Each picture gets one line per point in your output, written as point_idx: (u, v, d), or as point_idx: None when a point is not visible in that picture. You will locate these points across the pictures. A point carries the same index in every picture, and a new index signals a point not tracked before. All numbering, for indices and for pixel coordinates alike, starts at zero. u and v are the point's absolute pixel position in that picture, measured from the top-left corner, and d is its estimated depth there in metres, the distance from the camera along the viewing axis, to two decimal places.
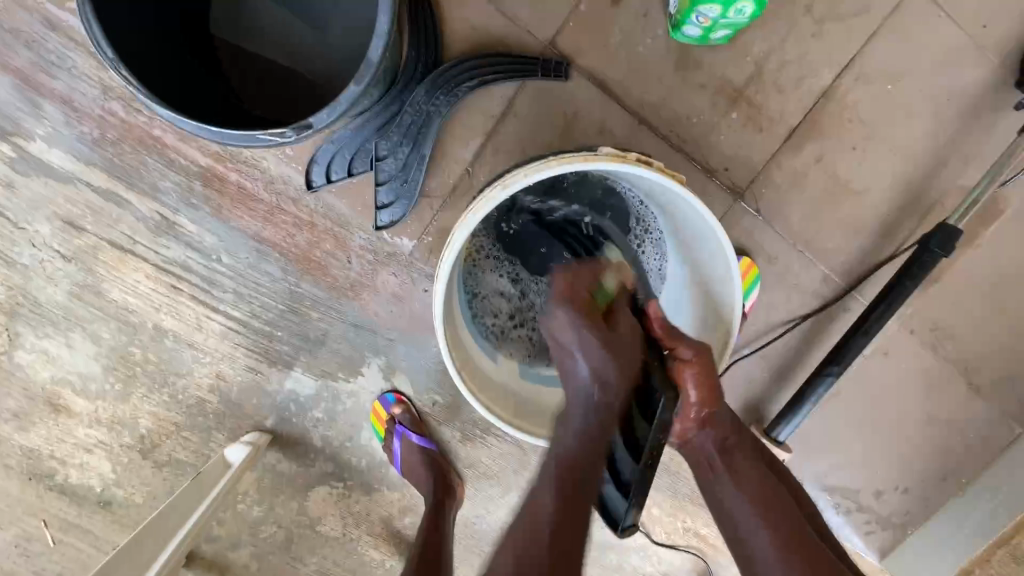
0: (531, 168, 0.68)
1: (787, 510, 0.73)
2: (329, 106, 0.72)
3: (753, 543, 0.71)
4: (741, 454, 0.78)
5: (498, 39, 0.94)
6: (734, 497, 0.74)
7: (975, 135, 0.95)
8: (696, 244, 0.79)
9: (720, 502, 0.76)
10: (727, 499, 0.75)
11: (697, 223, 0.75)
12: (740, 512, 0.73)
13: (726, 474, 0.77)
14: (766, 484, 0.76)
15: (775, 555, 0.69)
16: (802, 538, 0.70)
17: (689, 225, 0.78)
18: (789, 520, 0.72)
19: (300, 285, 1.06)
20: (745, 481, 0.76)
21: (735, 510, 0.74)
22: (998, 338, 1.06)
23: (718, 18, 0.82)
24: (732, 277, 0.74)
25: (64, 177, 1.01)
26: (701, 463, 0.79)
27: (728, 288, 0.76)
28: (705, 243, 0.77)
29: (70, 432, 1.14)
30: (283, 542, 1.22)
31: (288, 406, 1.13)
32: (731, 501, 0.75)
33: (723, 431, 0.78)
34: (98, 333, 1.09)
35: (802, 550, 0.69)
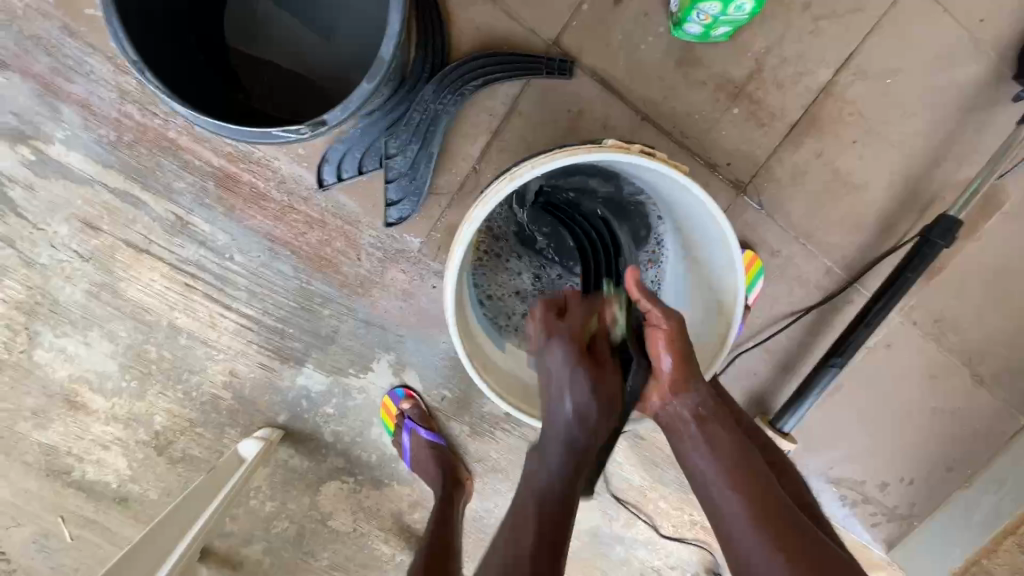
0: (537, 160, 0.69)
1: (761, 481, 0.69)
2: (342, 105, 0.74)
3: (724, 510, 0.67)
4: (720, 423, 0.74)
5: (503, 39, 0.96)
6: (707, 466, 0.71)
7: (975, 129, 0.97)
8: (699, 238, 0.81)
9: (695, 470, 0.72)
10: (699, 465, 0.72)
11: (701, 217, 0.77)
12: (710, 478, 0.70)
13: (699, 437, 0.73)
14: (743, 454, 0.72)
15: (748, 522, 0.65)
16: (775, 508, 0.66)
17: (694, 221, 0.80)
18: (762, 495, 0.67)
19: (311, 282, 1.08)
20: (715, 445, 0.72)
21: (704, 472, 0.71)
22: (1002, 329, 1.07)
23: (718, 16, 0.83)
24: (736, 269, 0.76)
25: (82, 179, 1.04)
26: (674, 430, 0.75)
27: (731, 280, 0.78)
28: (710, 237, 0.78)
29: (87, 429, 1.17)
30: (295, 537, 1.24)
31: (300, 402, 1.15)
32: (702, 464, 0.72)
33: (697, 398, 0.75)
34: (115, 332, 1.11)
35: (771, 515, 0.66)
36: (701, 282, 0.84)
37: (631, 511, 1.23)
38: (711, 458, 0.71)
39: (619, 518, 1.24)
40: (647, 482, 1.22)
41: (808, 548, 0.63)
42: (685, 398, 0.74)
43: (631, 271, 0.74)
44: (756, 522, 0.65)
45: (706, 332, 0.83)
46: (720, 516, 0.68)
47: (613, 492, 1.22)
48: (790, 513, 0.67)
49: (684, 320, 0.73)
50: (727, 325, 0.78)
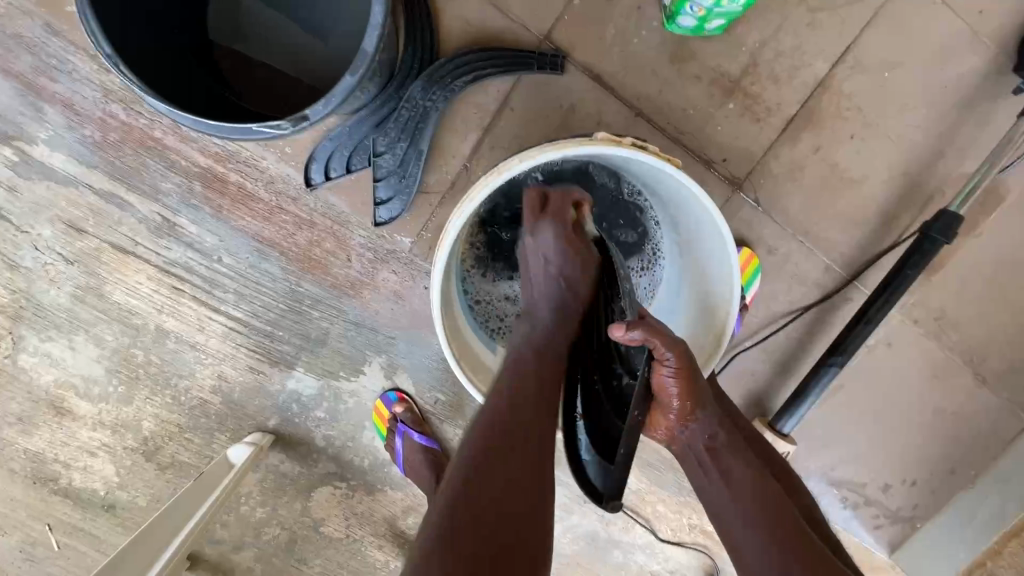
0: (526, 153, 0.68)
1: (785, 514, 0.69)
2: (325, 98, 0.72)
3: (744, 544, 0.67)
4: (733, 452, 0.74)
5: (493, 35, 0.94)
6: (723, 498, 0.71)
7: (974, 122, 0.95)
8: (696, 237, 0.80)
9: (711, 502, 0.72)
10: (718, 499, 0.71)
11: (698, 214, 0.75)
12: (730, 515, 0.70)
13: (715, 471, 0.73)
14: (758, 484, 0.71)
15: (767, 557, 0.65)
16: (801, 544, 0.66)
17: (692, 220, 0.79)
18: (785, 529, 0.67)
19: (301, 284, 1.06)
20: (732, 478, 0.72)
21: (724, 507, 0.71)
22: (1004, 327, 1.05)
23: (712, 8, 0.82)
24: (732, 269, 0.74)
25: (66, 180, 1.02)
26: (690, 461, 0.75)
27: (726, 281, 0.76)
28: (706, 235, 0.77)
29: (74, 435, 1.14)
30: (287, 544, 1.21)
31: (290, 406, 1.13)
32: (719, 498, 0.71)
33: (710, 429, 0.74)
34: (101, 336, 1.09)
35: (797, 549, 0.65)
36: (695, 282, 0.83)
37: (629, 515, 1.21)
38: (728, 493, 0.71)
39: (617, 522, 1.21)
40: (644, 485, 1.20)
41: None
42: (697, 427, 0.74)
43: (624, 321, 0.65)
44: (778, 558, 0.64)
45: (703, 331, 0.81)
46: (743, 555, 0.67)
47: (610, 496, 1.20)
48: (810, 543, 0.67)
49: (689, 350, 0.67)
50: (722, 327, 0.77)
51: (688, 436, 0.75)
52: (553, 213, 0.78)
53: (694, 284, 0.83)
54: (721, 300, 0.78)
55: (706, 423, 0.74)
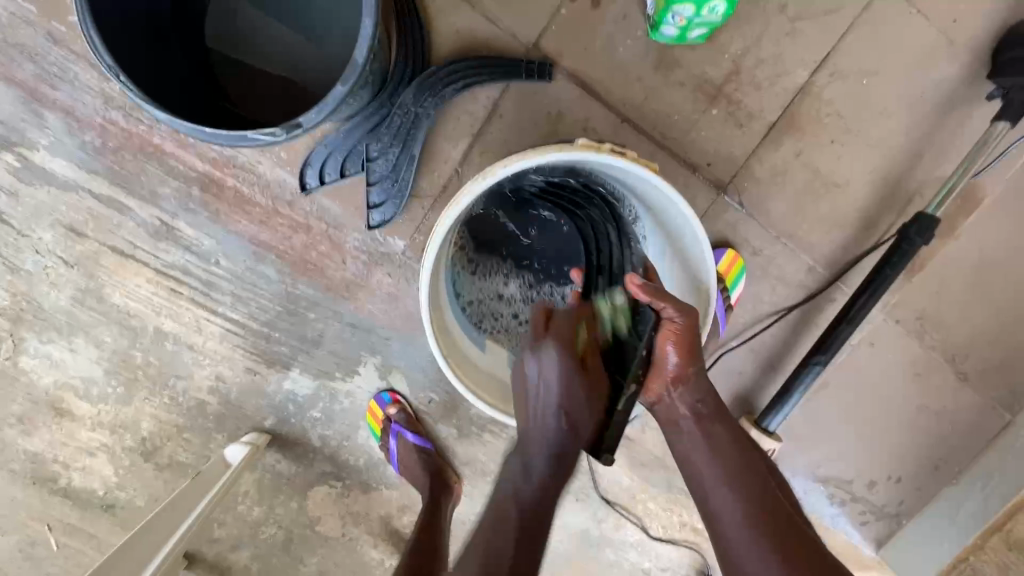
0: (509, 159, 0.70)
1: (763, 485, 0.74)
2: (318, 106, 0.74)
3: (720, 504, 0.73)
4: (717, 422, 0.80)
5: (483, 43, 0.97)
6: (707, 462, 0.77)
7: (951, 127, 0.98)
8: (671, 234, 0.83)
9: (693, 466, 0.78)
10: (699, 463, 0.77)
11: (671, 212, 0.78)
12: (709, 476, 0.75)
13: (698, 437, 0.79)
14: (740, 451, 0.77)
15: (742, 515, 0.71)
16: (775, 510, 0.71)
17: (666, 218, 0.81)
18: (758, 493, 0.73)
19: (297, 286, 1.08)
20: (715, 445, 0.78)
21: (704, 470, 0.76)
22: (984, 326, 1.08)
23: (693, 17, 0.85)
24: (706, 263, 0.77)
25: (67, 185, 1.04)
26: (674, 424, 0.81)
27: (702, 272, 0.80)
28: (680, 231, 0.80)
29: (73, 435, 1.16)
30: (284, 543, 1.23)
31: (287, 406, 1.15)
32: (700, 461, 0.77)
33: (698, 395, 0.80)
34: (100, 338, 1.11)
35: (770, 514, 0.71)
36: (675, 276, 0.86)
37: (621, 513, 1.23)
38: (710, 457, 0.77)
39: (608, 520, 1.23)
40: (635, 483, 1.22)
41: (796, 541, 0.68)
42: (683, 394, 0.80)
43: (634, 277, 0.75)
44: (748, 517, 0.70)
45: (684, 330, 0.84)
46: (715, 512, 0.73)
47: (602, 494, 1.22)
48: (782, 505, 0.73)
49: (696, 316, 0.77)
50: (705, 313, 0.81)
51: (674, 403, 0.81)
52: (556, 332, 0.80)
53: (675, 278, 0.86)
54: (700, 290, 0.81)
55: (693, 391, 0.80)
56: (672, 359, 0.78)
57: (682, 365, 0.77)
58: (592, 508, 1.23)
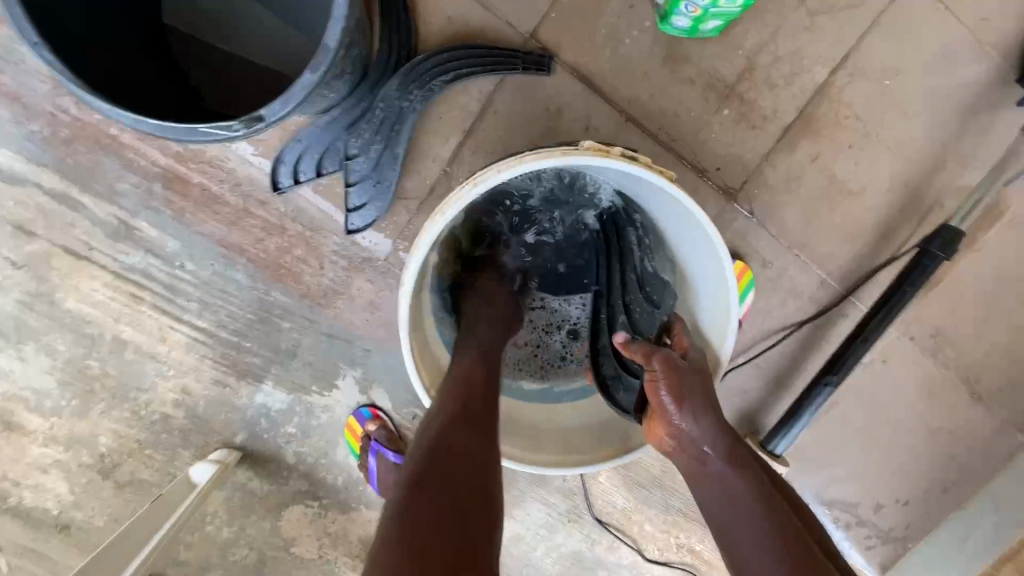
0: (504, 163, 0.62)
1: (805, 551, 0.59)
2: (284, 96, 0.65)
3: (752, 565, 0.59)
4: (740, 463, 0.65)
5: (477, 31, 0.88)
6: (730, 513, 0.63)
7: (976, 133, 0.92)
8: (695, 276, 0.76)
9: (720, 521, 0.64)
10: (723, 512, 0.63)
11: (703, 252, 0.71)
12: (738, 531, 0.61)
13: (718, 482, 0.65)
14: (764, 497, 0.63)
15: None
16: None
17: (694, 263, 0.75)
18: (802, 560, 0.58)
19: (270, 293, 1.00)
20: (738, 491, 0.63)
21: (729, 524, 0.62)
22: (1001, 344, 1.02)
23: (708, 8, 0.77)
24: (728, 316, 0.70)
25: (14, 179, 0.94)
26: (691, 470, 0.67)
27: (719, 327, 0.72)
28: (708, 275, 0.73)
29: (24, 451, 1.07)
30: (255, 565, 1.15)
31: (259, 421, 1.07)
32: (722, 511, 0.63)
33: (715, 438, 0.65)
34: (52, 346, 1.02)
35: None
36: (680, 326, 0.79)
37: (614, 535, 1.16)
38: (733, 506, 0.63)
39: (602, 543, 1.17)
40: (631, 504, 1.15)
41: None
42: (691, 429, 0.65)
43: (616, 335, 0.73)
44: None
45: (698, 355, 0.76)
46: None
47: (596, 515, 1.15)
48: (821, 560, 0.59)
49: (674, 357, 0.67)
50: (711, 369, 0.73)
51: (689, 442, 0.66)
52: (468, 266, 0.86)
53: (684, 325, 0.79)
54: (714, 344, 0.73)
55: (707, 427, 0.65)
56: (668, 407, 0.66)
57: (680, 405, 0.65)
58: (585, 530, 1.16)
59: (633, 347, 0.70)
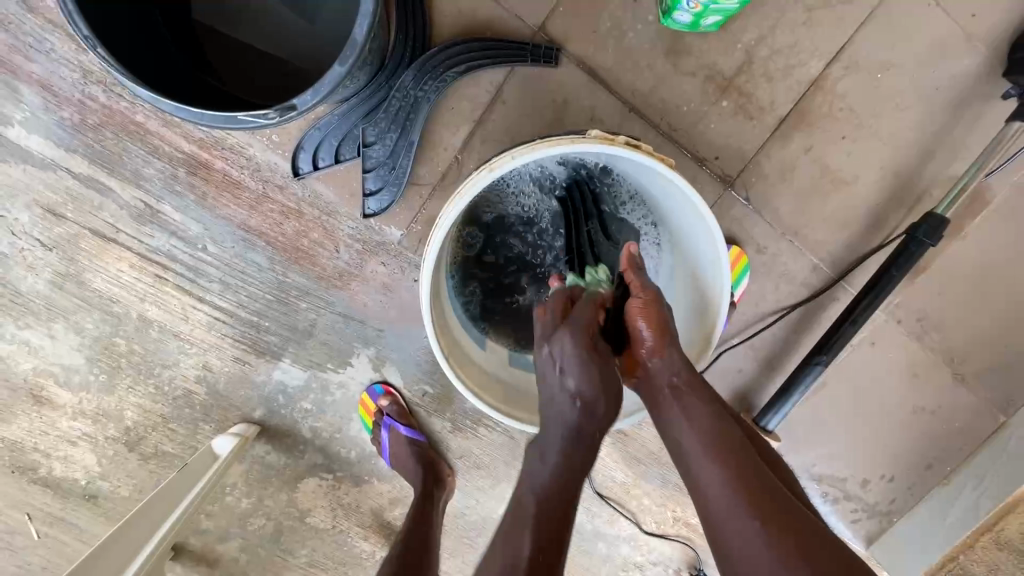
0: (517, 150, 0.67)
1: (749, 465, 0.64)
2: (313, 88, 0.70)
3: (702, 476, 0.64)
4: (696, 391, 0.71)
5: (487, 25, 0.92)
6: (684, 432, 0.68)
7: (964, 125, 0.96)
8: (693, 266, 0.81)
9: (676, 439, 0.69)
10: (678, 432, 0.69)
11: (702, 241, 0.76)
12: (690, 448, 0.67)
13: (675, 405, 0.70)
14: (721, 423, 0.68)
15: (727, 493, 0.62)
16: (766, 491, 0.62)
17: (693, 254, 0.80)
18: (745, 471, 0.64)
19: (287, 275, 1.04)
20: (691, 411, 0.69)
21: (683, 442, 0.68)
22: (984, 328, 1.07)
23: (708, 4, 0.81)
24: (721, 301, 0.74)
25: (44, 164, 0.99)
26: (652, 397, 0.72)
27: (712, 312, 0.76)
28: (706, 261, 0.77)
29: (54, 424, 1.12)
30: (272, 534, 1.21)
31: (276, 397, 1.12)
32: (679, 431, 0.69)
33: (676, 368, 0.71)
34: (81, 324, 1.07)
35: (757, 492, 0.62)
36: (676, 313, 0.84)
37: (614, 507, 1.22)
38: (687, 425, 0.68)
39: (602, 515, 1.23)
40: (630, 479, 1.21)
41: (790, 516, 0.60)
42: (661, 365, 0.71)
43: (628, 245, 0.77)
44: (734, 493, 0.62)
45: (694, 331, 0.80)
46: (700, 487, 0.64)
47: (596, 489, 1.21)
48: (769, 480, 0.64)
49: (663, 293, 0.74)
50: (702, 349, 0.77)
51: (657, 373, 0.72)
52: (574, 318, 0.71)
53: (680, 311, 0.83)
54: (707, 328, 0.77)
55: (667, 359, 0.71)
56: (646, 334, 0.72)
57: (658, 340, 0.71)
58: (586, 502, 1.22)
59: (630, 273, 0.75)
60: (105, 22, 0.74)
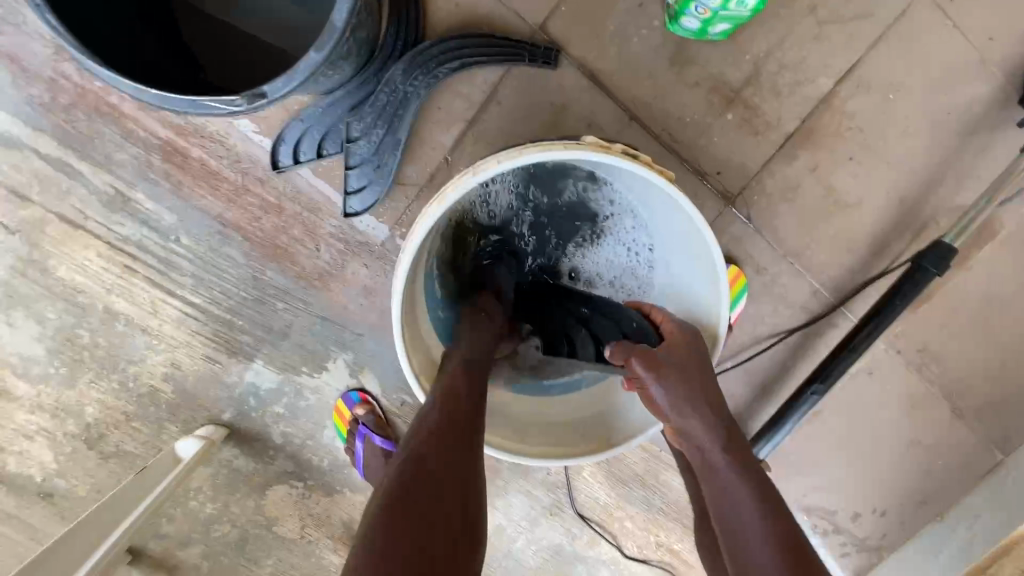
0: (504, 155, 0.63)
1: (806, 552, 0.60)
2: (287, 75, 0.65)
3: (752, 560, 0.60)
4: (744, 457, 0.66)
5: (485, 21, 0.88)
6: (732, 508, 0.64)
7: (974, 153, 0.92)
8: (686, 290, 0.77)
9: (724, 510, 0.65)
10: (725, 501, 0.65)
11: (697, 265, 0.73)
12: (737, 521, 0.63)
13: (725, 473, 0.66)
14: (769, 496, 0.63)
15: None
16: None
17: (686, 283, 0.77)
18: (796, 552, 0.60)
19: (264, 272, 0.99)
20: (736, 481, 0.65)
21: (737, 520, 0.63)
22: (986, 362, 1.03)
23: (718, 10, 0.77)
24: (717, 328, 0.72)
25: (11, 143, 0.93)
26: (698, 464, 0.69)
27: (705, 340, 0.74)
28: (700, 286, 0.74)
29: (10, 417, 1.06)
30: (236, 542, 1.15)
31: (247, 399, 1.07)
32: (728, 505, 0.64)
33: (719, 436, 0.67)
34: (43, 313, 1.01)
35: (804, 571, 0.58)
36: None
37: (596, 529, 1.17)
38: (742, 502, 0.63)
39: (582, 537, 1.18)
40: (613, 501, 1.16)
41: None
42: (696, 429, 0.68)
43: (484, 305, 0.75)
44: None
45: None
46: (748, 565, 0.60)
47: (578, 509, 1.16)
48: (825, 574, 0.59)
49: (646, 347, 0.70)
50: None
51: (697, 443, 0.68)
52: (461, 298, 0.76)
53: None
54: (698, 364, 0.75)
55: (703, 424, 0.67)
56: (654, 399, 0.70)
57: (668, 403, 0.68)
58: (566, 524, 1.17)
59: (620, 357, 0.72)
60: (87, 12, 0.70)
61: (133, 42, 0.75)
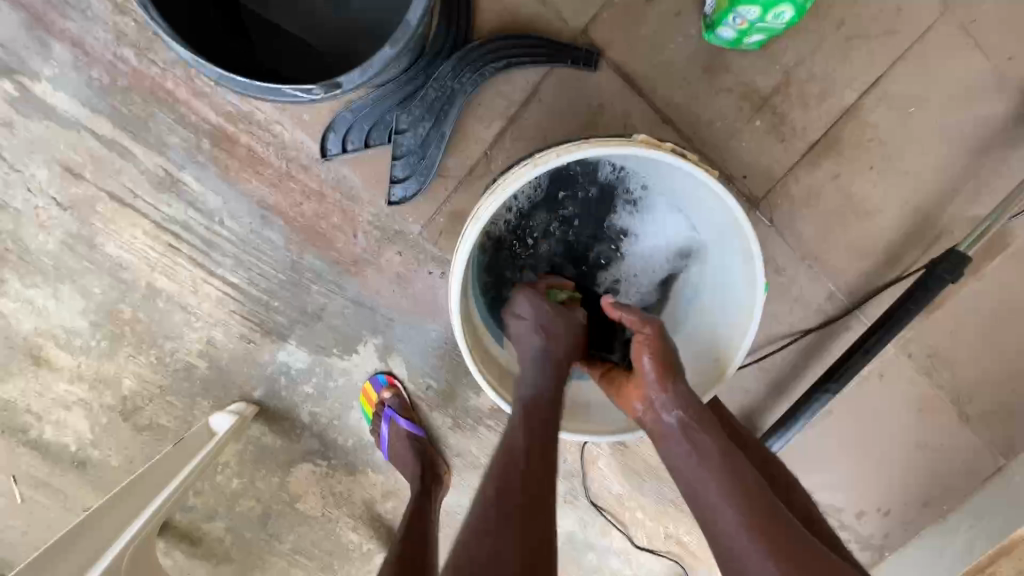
0: (562, 147, 0.67)
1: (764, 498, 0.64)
2: (361, 67, 0.70)
3: (716, 518, 0.63)
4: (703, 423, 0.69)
5: (528, 24, 0.92)
6: (695, 471, 0.66)
7: (989, 168, 0.96)
8: (721, 286, 0.80)
9: (686, 476, 0.67)
10: (688, 468, 0.67)
11: (736, 261, 0.77)
12: (700, 483, 0.66)
13: (684, 440, 0.68)
14: (728, 456, 0.67)
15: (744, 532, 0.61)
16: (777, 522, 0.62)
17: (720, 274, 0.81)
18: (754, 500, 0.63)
19: (302, 256, 1.03)
20: (697, 444, 0.68)
21: (699, 483, 0.66)
22: (992, 370, 1.07)
23: (755, 22, 0.81)
24: (748, 325, 0.73)
25: (68, 122, 0.98)
26: (655, 432, 0.71)
27: (734, 336, 0.76)
28: (738, 283, 0.77)
29: (50, 387, 1.10)
30: (260, 517, 1.19)
31: (279, 378, 1.11)
32: (690, 471, 0.67)
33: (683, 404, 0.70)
34: (88, 287, 1.05)
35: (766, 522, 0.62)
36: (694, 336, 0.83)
37: (608, 518, 1.21)
38: (702, 466, 0.66)
39: (593, 525, 1.22)
40: (625, 491, 1.20)
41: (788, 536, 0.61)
42: (665, 400, 0.70)
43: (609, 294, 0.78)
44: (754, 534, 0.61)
45: (713, 352, 0.79)
46: (715, 524, 0.63)
47: (591, 498, 1.20)
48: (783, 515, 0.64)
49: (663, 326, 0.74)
50: (715, 376, 0.77)
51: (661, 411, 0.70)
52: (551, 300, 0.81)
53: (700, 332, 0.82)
54: (727, 355, 0.77)
55: (674, 397, 0.70)
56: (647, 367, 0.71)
57: (660, 373, 0.70)
58: (578, 512, 1.21)
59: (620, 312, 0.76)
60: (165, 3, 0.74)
61: (198, 31, 0.80)
